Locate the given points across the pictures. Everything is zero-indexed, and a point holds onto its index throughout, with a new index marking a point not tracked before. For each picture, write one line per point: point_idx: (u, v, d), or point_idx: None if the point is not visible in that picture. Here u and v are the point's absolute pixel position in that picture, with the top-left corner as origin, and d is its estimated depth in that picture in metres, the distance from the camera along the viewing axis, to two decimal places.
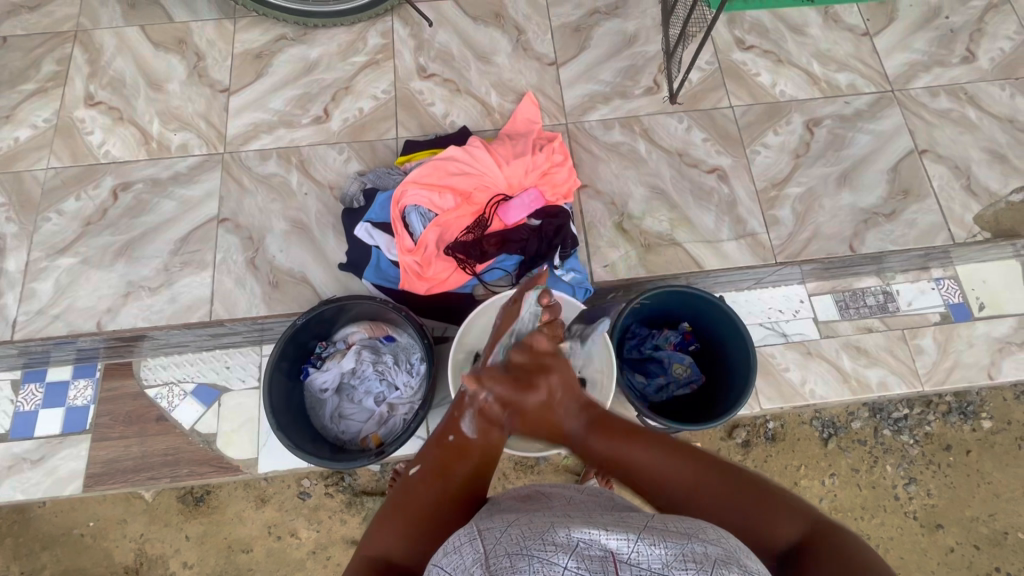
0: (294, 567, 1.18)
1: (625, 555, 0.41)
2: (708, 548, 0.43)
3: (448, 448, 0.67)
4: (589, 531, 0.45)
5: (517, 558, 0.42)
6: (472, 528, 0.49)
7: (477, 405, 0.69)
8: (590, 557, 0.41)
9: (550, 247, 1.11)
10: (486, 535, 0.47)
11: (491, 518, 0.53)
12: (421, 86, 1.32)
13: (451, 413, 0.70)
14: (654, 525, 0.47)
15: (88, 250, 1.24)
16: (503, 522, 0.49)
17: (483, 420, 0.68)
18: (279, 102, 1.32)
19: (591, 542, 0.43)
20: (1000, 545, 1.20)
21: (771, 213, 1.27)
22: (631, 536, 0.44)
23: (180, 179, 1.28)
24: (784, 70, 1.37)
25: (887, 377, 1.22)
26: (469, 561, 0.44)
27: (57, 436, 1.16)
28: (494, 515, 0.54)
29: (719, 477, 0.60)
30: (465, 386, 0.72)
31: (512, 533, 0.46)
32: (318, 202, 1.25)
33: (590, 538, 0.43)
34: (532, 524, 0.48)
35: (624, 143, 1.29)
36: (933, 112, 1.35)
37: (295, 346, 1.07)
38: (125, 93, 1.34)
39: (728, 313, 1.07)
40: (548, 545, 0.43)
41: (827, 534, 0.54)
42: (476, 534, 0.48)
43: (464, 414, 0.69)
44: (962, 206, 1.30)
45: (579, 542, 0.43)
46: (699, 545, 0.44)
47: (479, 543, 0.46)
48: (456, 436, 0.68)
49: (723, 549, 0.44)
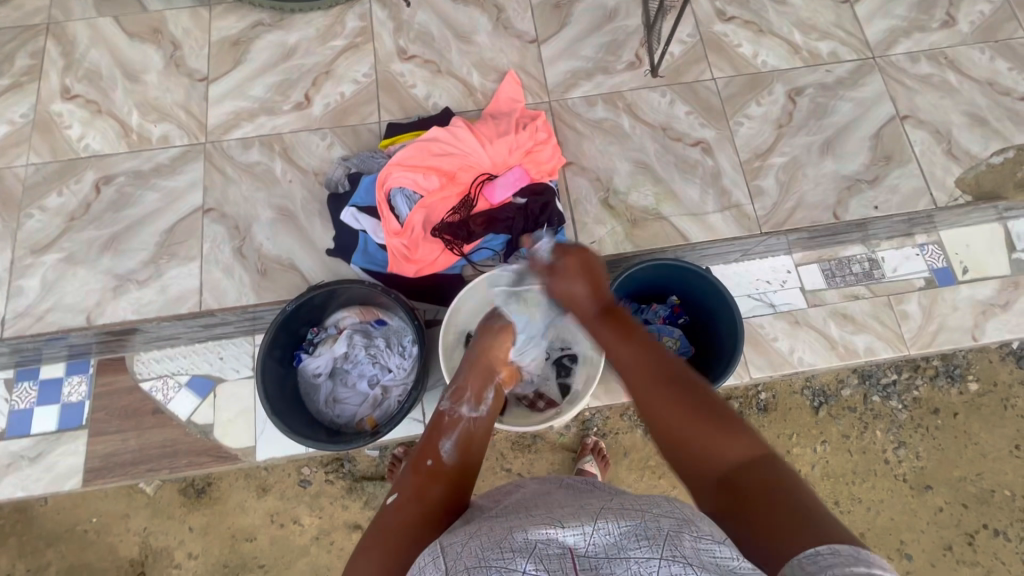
0: (297, 553, 1.19)
1: (582, 550, 0.42)
2: (660, 520, 0.44)
3: (427, 470, 0.66)
4: (548, 528, 0.45)
5: (479, 569, 0.42)
6: (436, 545, 0.49)
7: (459, 430, 0.74)
8: (548, 557, 0.41)
9: (536, 225, 1.11)
10: (449, 550, 0.46)
11: (460, 527, 0.53)
12: (402, 69, 1.31)
13: (428, 437, 0.72)
14: (611, 506, 0.47)
15: (72, 246, 1.24)
16: (467, 533, 0.49)
17: (461, 442, 0.72)
18: (260, 89, 1.31)
19: (549, 541, 0.43)
20: (987, 503, 1.23)
21: (755, 183, 1.28)
22: (587, 527, 0.44)
23: (162, 170, 1.27)
24: (766, 41, 1.37)
25: (874, 342, 1.25)
26: None
27: (54, 432, 1.17)
28: (461, 526, 0.53)
29: (676, 385, 0.59)
30: (442, 408, 0.79)
31: (475, 543, 0.46)
32: (304, 189, 1.24)
33: (547, 536, 0.44)
34: (494, 530, 0.47)
35: (607, 119, 1.29)
36: (914, 78, 1.36)
37: (287, 333, 1.08)
38: (101, 85, 1.32)
39: (714, 283, 1.09)
40: (509, 550, 0.43)
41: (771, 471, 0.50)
42: (440, 551, 0.47)
43: (444, 436, 0.72)
44: (943, 169, 1.31)
45: (537, 543, 0.43)
46: (651, 521, 0.44)
47: (443, 560, 0.45)
48: (434, 459, 0.68)
49: (677, 517, 0.44)
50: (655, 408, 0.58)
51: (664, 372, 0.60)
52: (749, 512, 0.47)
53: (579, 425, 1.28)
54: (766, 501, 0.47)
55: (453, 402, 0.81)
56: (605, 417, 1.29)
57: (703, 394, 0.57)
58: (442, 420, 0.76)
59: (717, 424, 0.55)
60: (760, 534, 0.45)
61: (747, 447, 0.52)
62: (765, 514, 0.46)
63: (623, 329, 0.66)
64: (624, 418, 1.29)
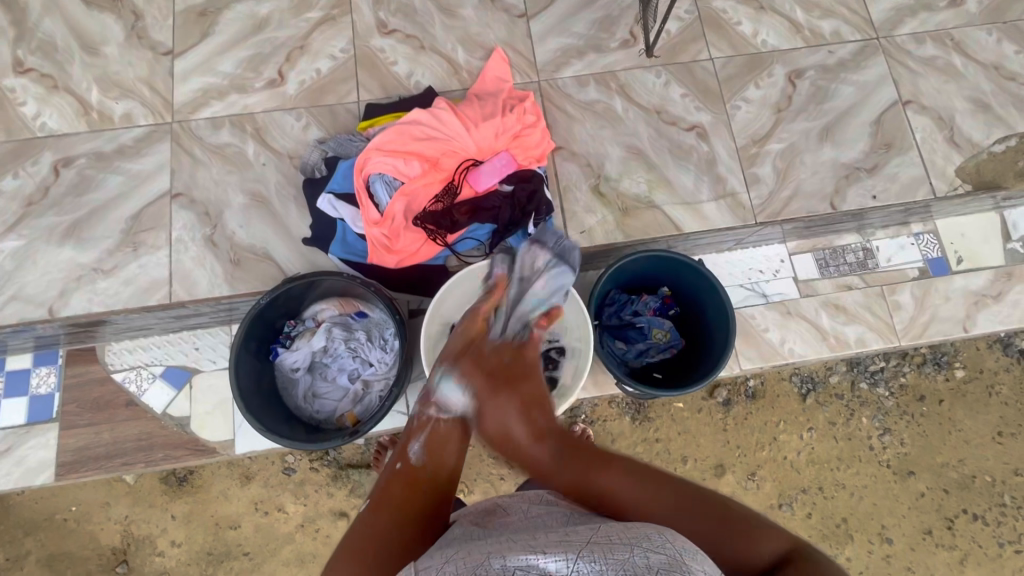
0: (282, 541, 1.18)
1: None
2: (650, 555, 0.41)
3: (400, 476, 0.65)
4: (529, 555, 0.41)
5: None
6: (409, 569, 0.44)
7: (428, 432, 0.73)
8: None
9: (524, 214, 1.06)
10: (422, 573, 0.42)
11: (435, 551, 0.49)
12: (382, 44, 1.23)
13: (398, 444, 0.71)
14: (597, 537, 0.44)
15: (33, 231, 1.17)
16: (442, 558, 0.45)
17: (431, 443, 0.71)
18: (229, 65, 1.22)
19: (528, 568, 0.39)
20: (969, 488, 1.24)
21: (752, 171, 1.23)
22: (570, 556, 0.41)
23: (126, 152, 1.19)
24: (766, 18, 1.30)
25: (866, 333, 1.23)
26: None
27: (23, 425, 1.13)
28: (439, 549, 0.50)
29: (685, 504, 0.56)
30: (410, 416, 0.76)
31: (450, 569, 0.42)
32: (279, 173, 1.18)
33: (527, 563, 0.40)
34: (471, 556, 0.43)
35: (599, 101, 1.23)
36: (918, 60, 1.30)
37: (262, 326, 1.03)
38: (57, 58, 1.23)
39: (706, 275, 1.06)
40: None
41: (806, 548, 0.51)
42: None
43: (412, 439, 0.71)
44: (944, 157, 1.27)
45: (516, 570, 0.39)
46: (641, 556, 0.41)
47: None
48: (404, 463, 0.67)
49: (666, 555, 0.41)
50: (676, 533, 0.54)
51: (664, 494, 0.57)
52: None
53: (567, 413, 1.24)
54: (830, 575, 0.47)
55: (422, 404, 0.77)
56: (592, 405, 1.24)
57: (708, 498, 0.57)
58: (411, 425, 0.74)
59: (735, 525, 0.54)
60: None
61: (775, 533, 0.53)
62: None
63: (598, 461, 0.63)
64: (611, 406, 1.24)
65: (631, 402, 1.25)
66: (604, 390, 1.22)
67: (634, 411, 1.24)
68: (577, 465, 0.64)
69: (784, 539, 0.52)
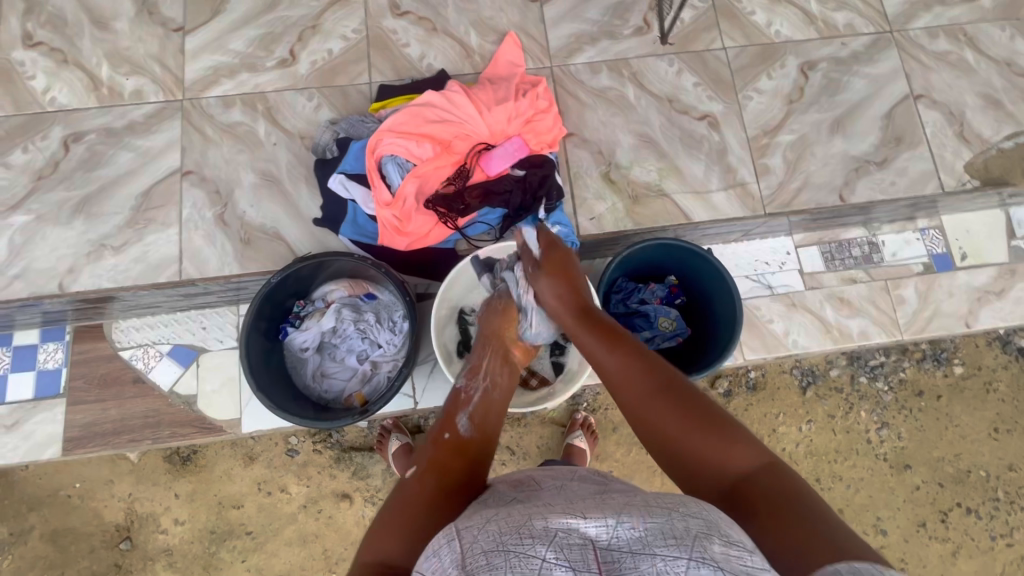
0: (285, 521, 1.19)
1: (604, 541, 0.40)
2: (688, 520, 0.42)
3: (445, 444, 0.67)
4: (569, 517, 0.43)
5: (497, 555, 0.40)
6: (451, 526, 0.46)
7: (476, 405, 0.74)
8: (569, 547, 0.39)
9: (535, 199, 1.06)
10: (464, 534, 0.44)
11: (472, 512, 0.50)
12: (394, 25, 1.22)
13: (446, 413, 0.73)
14: (635, 501, 0.45)
15: (41, 206, 1.16)
16: (483, 517, 0.46)
17: (478, 414, 0.73)
18: (240, 43, 1.22)
19: (570, 530, 0.41)
20: (963, 482, 1.26)
21: (762, 162, 1.23)
22: (610, 519, 0.42)
23: (136, 129, 1.19)
24: (780, 9, 1.30)
25: (868, 327, 1.24)
26: (449, 563, 0.41)
27: (30, 400, 1.13)
28: (475, 510, 0.51)
29: (674, 398, 0.59)
30: (457, 388, 0.78)
31: (492, 528, 0.44)
32: (289, 153, 1.18)
33: (568, 526, 0.42)
34: (512, 516, 0.45)
35: (612, 88, 1.22)
36: (930, 55, 1.30)
37: (272, 305, 1.04)
38: (67, 32, 1.22)
39: (714, 264, 1.07)
40: (528, 537, 0.41)
41: (776, 474, 0.53)
42: (454, 533, 0.45)
43: (461, 411, 0.73)
44: (953, 153, 1.28)
45: (557, 532, 0.41)
46: (680, 520, 0.42)
47: (458, 543, 0.43)
48: (452, 433, 0.69)
49: (704, 519, 0.42)
50: (653, 416, 0.59)
51: (658, 381, 0.61)
52: (775, 525, 0.47)
53: (569, 399, 1.28)
54: (785, 505, 0.49)
55: (467, 376, 0.80)
56: (595, 393, 1.28)
57: (701, 403, 0.59)
58: (456, 394, 0.76)
59: (716, 431, 0.56)
60: (786, 544, 0.45)
61: (754, 453, 0.55)
62: (781, 517, 0.48)
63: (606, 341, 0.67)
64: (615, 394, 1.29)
65: None
66: None
67: None
68: (591, 335, 0.69)
69: (762, 456, 0.54)
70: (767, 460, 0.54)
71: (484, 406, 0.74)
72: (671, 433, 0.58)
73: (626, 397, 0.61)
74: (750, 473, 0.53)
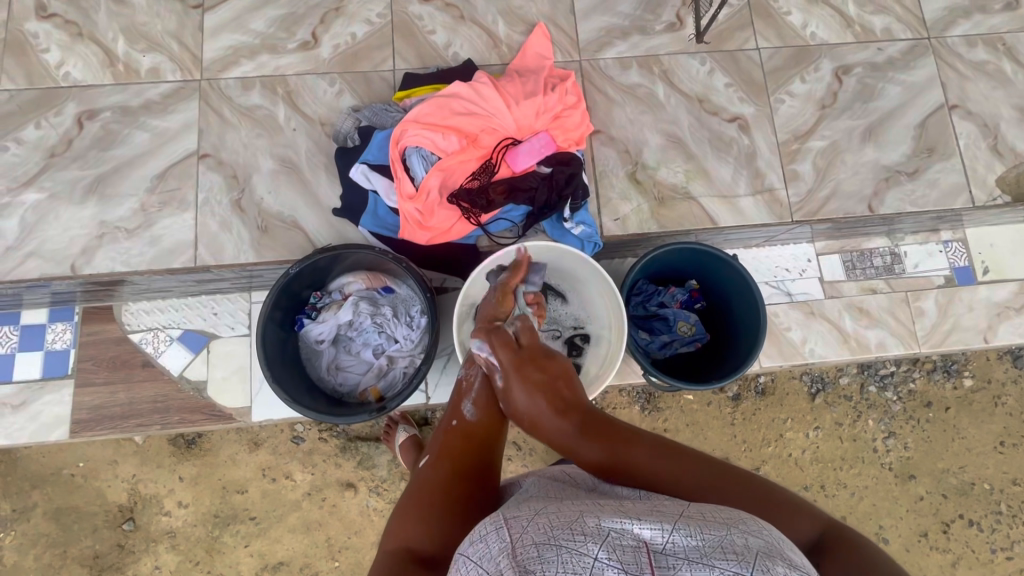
0: (289, 508, 1.18)
1: (658, 546, 0.38)
2: (748, 537, 0.40)
3: (455, 431, 0.67)
4: (621, 519, 0.42)
5: (548, 548, 0.38)
6: (497, 516, 0.45)
7: (482, 390, 0.73)
8: (622, 547, 0.38)
9: (561, 197, 1.04)
10: (512, 523, 0.43)
11: (517, 507, 0.49)
12: (420, 11, 1.19)
13: (452, 402, 0.72)
14: (689, 512, 0.43)
15: (53, 184, 1.14)
16: (530, 511, 0.45)
17: (483, 398, 0.71)
18: (261, 23, 1.18)
19: (623, 532, 0.40)
20: (967, 495, 1.25)
21: (791, 167, 1.21)
22: (665, 525, 0.41)
23: (152, 108, 1.15)
24: (816, 10, 1.27)
25: (886, 337, 1.22)
26: (496, 550, 0.40)
27: (37, 380, 1.12)
28: (520, 504, 0.50)
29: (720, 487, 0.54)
30: (459, 378, 0.76)
31: (540, 521, 0.42)
32: (309, 139, 1.15)
33: (621, 527, 0.40)
34: (562, 512, 0.44)
35: (641, 86, 1.20)
36: (967, 64, 1.27)
37: (288, 296, 1.01)
38: (83, 5, 1.18)
39: (741, 271, 1.05)
40: (580, 533, 0.40)
41: (845, 534, 0.51)
42: (501, 523, 0.43)
43: (466, 398, 0.71)
44: (985, 166, 1.25)
45: (610, 531, 0.40)
46: (739, 536, 0.40)
47: (505, 531, 0.42)
48: (460, 419, 0.69)
49: (767, 539, 0.40)
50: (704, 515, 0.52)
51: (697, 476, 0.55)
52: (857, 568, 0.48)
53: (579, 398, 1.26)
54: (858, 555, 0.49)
55: (468, 367, 0.77)
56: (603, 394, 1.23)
57: (747, 482, 0.55)
58: (460, 387, 0.74)
59: (777, 509, 0.52)
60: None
61: (814, 517, 0.52)
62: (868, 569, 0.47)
63: (619, 440, 0.59)
64: (621, 395, 1.23)
65: (642, 391, 1.24)
66: (622, 380, 1.20)
67: (645, 400, 1.24)
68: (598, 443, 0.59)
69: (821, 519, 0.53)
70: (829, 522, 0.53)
71: (491, 388, 0.71)
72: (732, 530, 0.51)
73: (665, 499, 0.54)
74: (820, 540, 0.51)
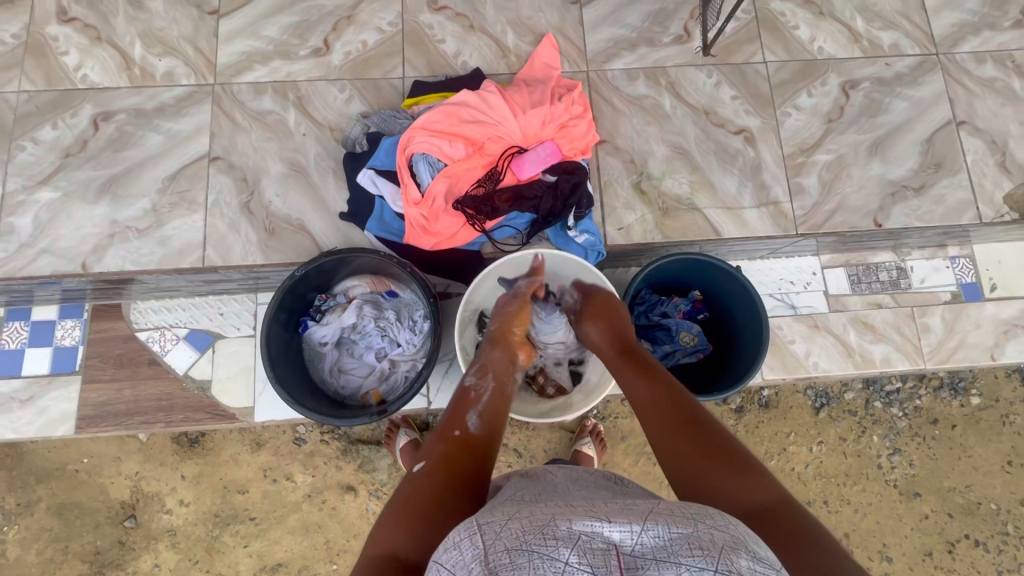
0: (289, 508, 1.18)
1: (628, 548, 0.38)
2: (714, 533, 0.40)
3: (453, 442, 0.66)
4: (592, 521, 0.41)
5: (521, 554, 0.39)
6: (471, 522, 0.45)
7: (485, 405, 0.72)
8: (592, 551, 0.38)
9: (565, 206, 1.05)
10: (485, 530, 0.43)
11: (491, 510, 0.49)
12: (431, 20, 1.21)
13: (454, 409, 0.70)
14: (658, 509, 0.44)
15: (67, 184, 1.16)
16: (504, 515, 0.45)
17: (487, 413, 0.70)
18: (275, 29, 1.20)
19: (593, 535, 0.39)
20: (973, 514, 1.23)
21: (796, 181, 1.21)
22: (634, 526, 0.40)
23: (166, 111, 1.18)
24: (824, 25, 1.27)
25: (891, 353, 1.21)
26: (469, 558, 0.40)
27: (45, 376, 1.13)
28: (494, 507, 0.50)
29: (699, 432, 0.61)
30: (464, 383, 0.75)
31: (513, 527, 0.42)
32: (318, 144, 1.16)
33: (592, 530, 0.40)
34: (534, 516, 0.44)
35: (648, 97, 1.20)
36: (976, 81, 1.27)
37: (293, 298, 1.02)
38: (102, 9, 1.21)
39: (746, 285, 1.05)
40: (551, 538, 0.40)
41: (795, 513, 0.53)
42: (475, 529, 0.43)
43: (469, 408, 0.70)
44: (993, 182, 1.25)
45: (581, 534, 0.39)
46: (705, 533, 0.40)
47: (479, 538, 0.42)
48: (461, 430, 0.67)
49: (731, 534, 0.41)
50: (677, 447, 0.61)
51: (688, 415, 0.63)
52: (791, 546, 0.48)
53: None
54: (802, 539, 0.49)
55: (478, 375, 0.77)
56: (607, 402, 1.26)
57: (727, 440, 0.60)
58: (465, 391, 0.74)
59: (737, 470, 0.56)
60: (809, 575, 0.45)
61: (771, 489, 0.55)
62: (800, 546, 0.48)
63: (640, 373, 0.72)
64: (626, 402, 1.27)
65: None
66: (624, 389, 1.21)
67: None
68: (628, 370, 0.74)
69: (777, 494, 0.54)
70: (785, 499, 0.54)
71: (492, 403, 0.72)
72: (696, 469, 0.58)
73: (652, 422, 0.65)
74: (767, 511, 0.53)
